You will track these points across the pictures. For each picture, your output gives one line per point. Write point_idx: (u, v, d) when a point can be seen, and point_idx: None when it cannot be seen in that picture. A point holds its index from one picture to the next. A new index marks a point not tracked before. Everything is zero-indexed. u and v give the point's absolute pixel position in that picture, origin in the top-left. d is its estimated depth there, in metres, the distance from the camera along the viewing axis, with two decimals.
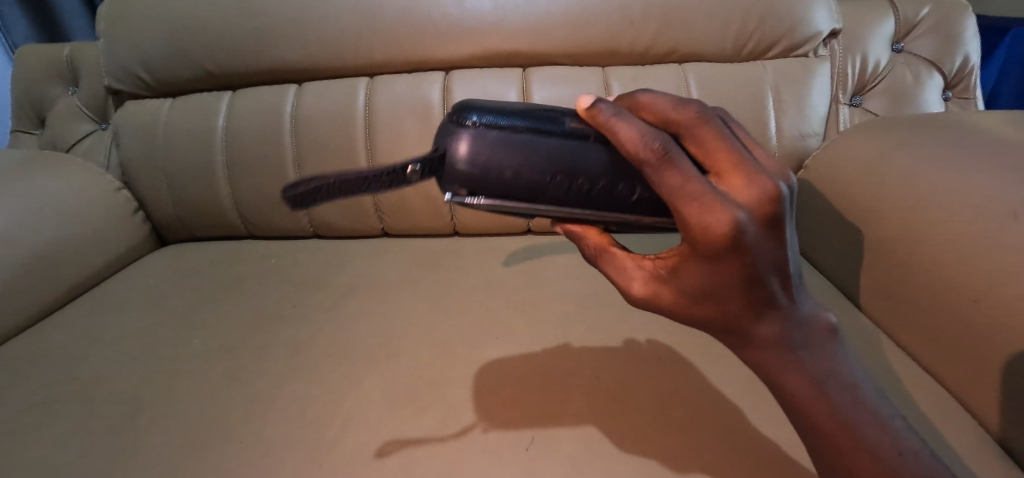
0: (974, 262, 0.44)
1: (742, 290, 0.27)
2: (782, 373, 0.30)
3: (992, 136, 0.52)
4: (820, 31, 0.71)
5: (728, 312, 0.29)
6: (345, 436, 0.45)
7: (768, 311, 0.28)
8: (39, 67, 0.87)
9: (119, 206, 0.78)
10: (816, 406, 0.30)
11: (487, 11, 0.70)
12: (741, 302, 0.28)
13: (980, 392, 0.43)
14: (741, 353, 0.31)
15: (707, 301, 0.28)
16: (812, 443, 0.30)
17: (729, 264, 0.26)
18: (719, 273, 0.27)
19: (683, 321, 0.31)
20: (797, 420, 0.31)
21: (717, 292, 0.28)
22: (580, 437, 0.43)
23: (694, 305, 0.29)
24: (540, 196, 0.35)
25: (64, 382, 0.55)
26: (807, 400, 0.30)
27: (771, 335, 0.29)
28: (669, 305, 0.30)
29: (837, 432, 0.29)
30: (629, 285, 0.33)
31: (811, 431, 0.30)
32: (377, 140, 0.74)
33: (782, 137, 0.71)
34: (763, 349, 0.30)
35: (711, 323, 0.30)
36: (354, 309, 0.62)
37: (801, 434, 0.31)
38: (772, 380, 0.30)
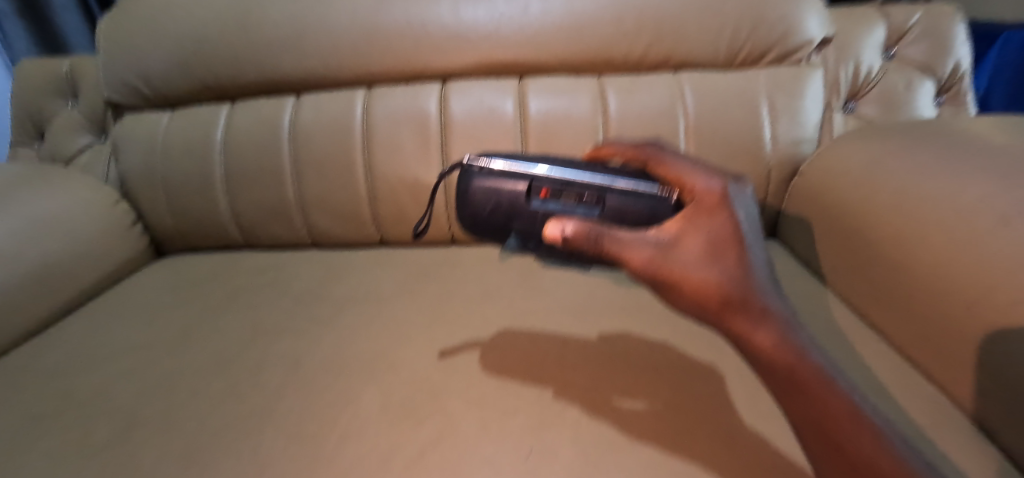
0: (967, 269, 0.44)
1: (734, 245, 0.34)
2: (783, 350, 0.33)
3: (982, 142, 0.52)
4: (812, 38, 0.71)
5: (728, 268, 0.33)
6: (343, 449, 0.45)
7: (758, 278, 0.34)
8: (40, 81, 0.88)
9: (118, 219, 0.79)
10: (823, 389, 0.32)
11: (482, 23, 0.71)
12: (735, 260, 0.34)
13: (979, 398, 0.42)
14: (739, 329, 0.33)
15: (711, 255, 0.34)
16: (827, 430, 0.31)
17: (719, 214, 0.35)
18: (719, 228, 0.35)
19: (688, 288, 0.33)
20: (807, 401, 0.32)
21: (718, 247, 0.34)
22: (578, 447, 0.43)
23: (699, 263, 0.33)
24: (534, 164, 0.46)
25: (62, 396, 0.55)
26: (808, 377, 0.32)
27: (764, 310, 0.33)
28: (677, 264, 0.33)
29: (845, 413, 0.31)
30: (633, 255, 0.34)
31: (815, 411, 0.31)
32: (374, 151, 0.75)
33: (776, 143, 0.72)
34: (758, 318, 0.33)
35: (715, 286, 0.33)
36: (353, 320, 0.62)
37: (809, 424, 0.32)
38: (772, 355, 0.33)
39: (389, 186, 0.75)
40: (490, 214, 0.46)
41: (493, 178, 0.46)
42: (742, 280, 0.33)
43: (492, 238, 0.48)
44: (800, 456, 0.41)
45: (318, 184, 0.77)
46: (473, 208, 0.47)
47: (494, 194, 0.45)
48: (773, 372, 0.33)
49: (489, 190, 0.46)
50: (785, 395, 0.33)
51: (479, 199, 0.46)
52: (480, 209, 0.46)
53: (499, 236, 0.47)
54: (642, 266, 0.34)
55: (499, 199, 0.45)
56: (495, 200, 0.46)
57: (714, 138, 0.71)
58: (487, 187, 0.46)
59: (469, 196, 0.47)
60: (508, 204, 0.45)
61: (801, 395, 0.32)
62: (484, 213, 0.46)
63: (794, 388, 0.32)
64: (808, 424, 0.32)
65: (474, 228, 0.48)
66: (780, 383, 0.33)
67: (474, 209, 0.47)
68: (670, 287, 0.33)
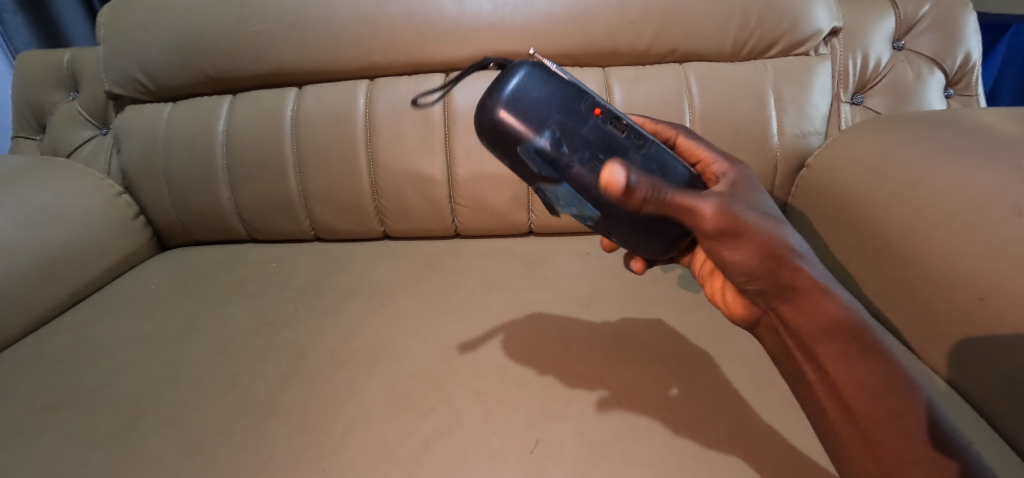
0: (979, 260, 0.43)
1: (770, 208, 0.38)
2: (844, 307, 0.34)
3: (994, 132, 0.51)
4: (820, 29, 0.71)
5: (781, 226, 0.36)
6: (348, 440, 0.45)
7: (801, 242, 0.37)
8: (40, 73, 0.87)
9: (120, 212, 0.78)
10: (877, 353, 0.35)
11: (486, 13, 0.70)
12: (780, 220, 0.37)
13: (989, 391, 0.42)
14: (806, 286, 0.34)
15: (763, 212, 0.36)
16: (883, 399, 0.34)
17: (753, 185, 0.40)
18: (756, 194, 0.38)
19: (755, 238, 0.34)
20: (865, 366, 0.34)
21: (765, 210, 0.37)
22: (585, 439, 0.43)
23: (758, 214, 0.35)
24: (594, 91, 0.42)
25: (66, 388, 0.55)
26: (867, 341, 0.34)
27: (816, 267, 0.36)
28: (745, 215, 0.34)
29: (897, 381, 0.34)
30: (704, 203, 0.34)
31: (868, 364, 0.34)
32: (378, 143, 0.74)
33: (783, 135, 0.71)
34: (815, 276, 0.35)
35: (777, 237, 0.34)
36: (356, 312, 0.62)
37: (866, 391, 0.34)
38: (836, 315, 0.34)
39: (392, 178, 0.75)
40: (530, 104, 0.39)
41: (552, 77, 0.41)
42: (794, 238, 0.36)
43: (508, 135, 0.40)
44: (807, 447, 0.41)
45: (321, 177, 0.76)
46: (513, 93, 0.40)
47: (546, 90, 0.40)
48: (835, 334, 0.34)
49: (543, 85, 0.40)
50: (842, 359, 0.35)
51: (525, 88, 0.40)
52: (523, 95, 0.40)
53: (523, 131, 0.39)
54: (712, 216, 0.34)
55: (549, 96, 0.40)
56: (542, 93, 0.40)
57: (720, 129, 0.71)
58: (539, 82, 0.40)
59: (514, 81, 0.40)
60: (555, 105, 0.39)
61: (858, 359, 0.34)
62: (523, 102, 0.39)
63: (854, 351, 0.34)
64: (864, 393, 0.34)
65: (498, 113, 0.40)
66: (841, 347, 0.34)
67: (514, 94, 0.40)
68: (736, 236, 0.34)
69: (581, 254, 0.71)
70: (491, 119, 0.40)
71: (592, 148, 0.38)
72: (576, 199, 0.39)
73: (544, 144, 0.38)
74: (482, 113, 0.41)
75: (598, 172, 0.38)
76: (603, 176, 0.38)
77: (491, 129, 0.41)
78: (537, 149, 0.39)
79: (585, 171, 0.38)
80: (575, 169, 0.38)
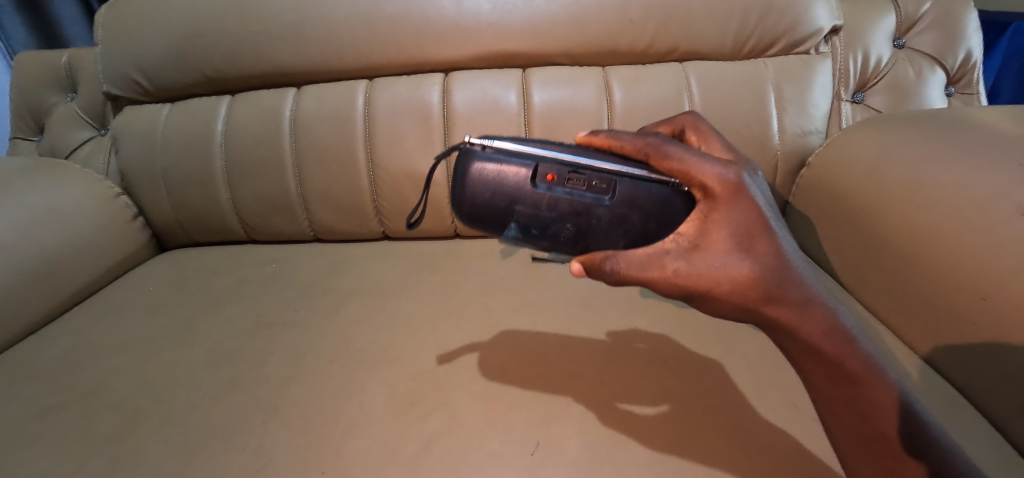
0: (982, 259, 0.43)
1: (760, 233, 0.32)
2: (824, 336, 0.34)
3: (996, 131, 0.51)
4: (821, 27, 0.70)
5: (761, 268, 0.32)
6: (348, 443, 0.45)
7: (793, 270, 0.33)
8: (38, 74, 0.87)
9: (119, 213, 0.78)
10: (867, 377, 0.34)
11: (485, 12, 0.69)
12: (764, 254, 0.32)
13: (990, 392, 0.42)
14: (786, 322, 0.33)
15: (741, 257, 0.32)
16: (872, 420, 0.34)
17: (743, 209, 0.32)
18: (739, 222, 0.32)
19: (724, 296, 0.32)
20: (851, 389, 0.34)
21: (747, 242, 0.32)
22: (586, 441, 0.43)
23: (730, 268, 0.32)
24: (538, 144, 0.40)
25: (65, 390, 0.55)
26: (854, 368, 0.34)
27: (802, 296, 0.33)
28: (711, 277, 0.32)
29: (884, 404, 0.34)
30: (662, 275, 0.32)
31: (851, 386, 0.34)
32: (377, 143, 0.74)
33: (784, 134, 0.71)
34: (800, 310, 0.33)
35: (752, 290, 0.32)
36: (356, 313, 0.62)
37: (854, 414, 0.34)
38: (819, 342, 0.34)
39: (392, 179, 0.74)
40: (489, 206, 0.38)
41: (493, 160, 0.38)
42: (778, 279, 0.32)
43: (483, 229, 0.41)
44: (808, 449, 0.41)
45: (320, 177, 0.76)
46: (467, 193, 0.39)
47: (494, 186, 0.38)
48: (820, 360, 0.34)
49: (489, 178, 0.38)
50: (828, 382, 0.35)
51: (474, 184, 0.38)
52: (477, 199, 0.39)
53: (493, 227, 0.40)
54: (672, 286, 0.32)
55: (500, 184, 0.38)
56: (493, 184, 0.38)
57: (721, 129, 0.70)
58: (486, 168, 0.38)
59: (463, 181, 0.39)
60: (510, 193, 0.38)
61: (844, 382, 0.34)
62: (479, 200, 0.39)
63: (839, 377, 0.34)
64: (853, 414, 0.34)
65: (463, 217, 0.40)
66: (825, 371, 0.35)
67: (467, 197, 0.39)
68: (704, 297, 0.33)
69: None
70: (460, 219, 0.41)
71: (560, 221, 0.38)
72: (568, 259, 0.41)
73: (516, 234, 0.39)
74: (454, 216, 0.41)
75: (574, 239, 0.39)
76: (579, 242, 0.39)
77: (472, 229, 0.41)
78: (513, 238, 0.40)
79: (562, 242, 0.39)
80: (554, 242, 0.39)
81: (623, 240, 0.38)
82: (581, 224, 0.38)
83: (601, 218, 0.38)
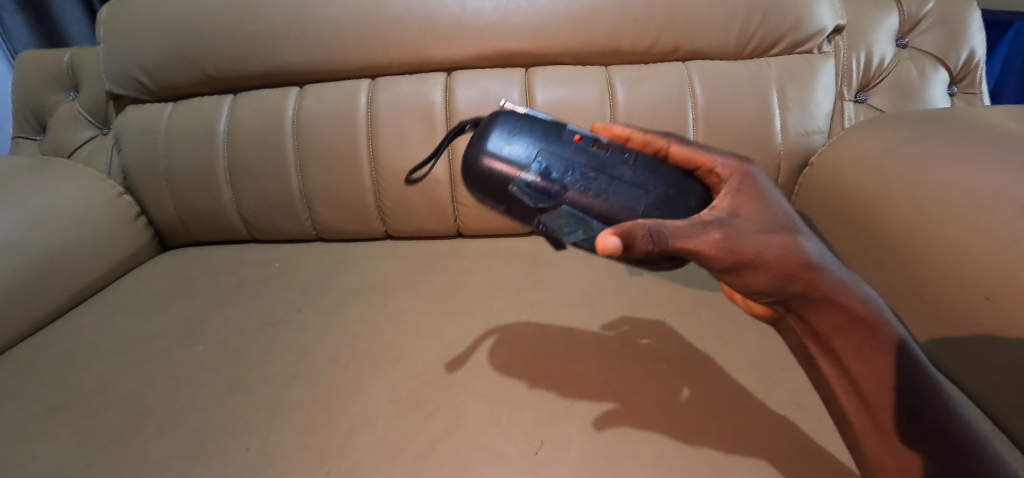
0: (986, 260, 0.43)
1: (775, 207, 0.36)
2: (859, 302, 0.34)
3: (999, 131, 0.51)
4: (824, 27, 0.70)
5: (792, 235, 0.34)
6: (352, 442, 0.45)
7: (811, 238, 0.35)
8: (40, 73, 0.87)
9: (121, 213, 0.78)
10: (894, 347, 0.35)
11: (488, 11, 0.69)
12: (783, 222, 0.35)
13: (996, 393, 0.42)
14: (827, 290, 0.33)
15: (768, 224, 0.34)
16: (897, 393, 0.34)
17: (754, 187, 0.37)
18: (754, 198, 0.36)
19: (768, 260, 0.32)
20: (879, 361, 0.35)
21: (765, 213, 0.35)
22: (590, 440, 0.43)
23: (766, 231, 0.33)
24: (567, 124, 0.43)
25: (68, 390, 0.55)
26: (883, 335, 0.35)
27: (831, 265, 0.34)
28: (751, 238, 0.32)
29: (908, 374, 0.35)
30: (707, 241, 0.31)
31: (880, 356, 0.35)
32: (380, 143, 0.74)
33: (787, 134, 0.71)
34: (835, 278, 0.34)
35: (793, 255, 0.32)
36: (358, 313, 0.62)
37: (881, 389, 0.35)
38: (856, 309, 0.34)
39: (394, 178, 0.74)
40: (512, 147, 0.39)
41: (527, 116, 0.41)
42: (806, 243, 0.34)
43: (497, 179, 0.39)
44: (815, 446, 0.41)
45: (323, 177, 0.76)
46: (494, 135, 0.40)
47: (521, 132, 0.40)
48: (855, 329, 0.35)
49: (520, 125, 0.41)
50: (858, 355, 0.35)
51: (505, 130, 0.40)
52: (502, 141, 0.40)
53: (509, 169, 0.39)
54: (718, 252, 0.31)
55: (528, 131, 0.40)
56: (522, 133, 0.40)
57: (723, 128, 0.70)
58: (518, 119, 0.41)
59: (493, 127, 0.41)
60: (537, 139, 0.39)
61: (873, 353, 0.35)
62: (504, 143, 0.40)
63: (868, 347, 0.35)
64: (883, 386, 0.35)
65: (482, 162, 0.40)
66: (856, 343, 0.35)
67: (494, 138, 0.40)
68: (749, 266, 0.32)
69: (584, 254, 0.70)
70: (476, 171, 0.40)
71: (580, 169, 0.37)
72: (577, 220, 0.36)
73: (532, 176, 0.38)
74: (469, 159, 0.41)
75: (591, 190, 0.36)
76: (596, 194, 0.36)
77: (480, 178, 0.40)
78: (524, 183, 0.38)
79: (578, 191, 0.36)
80: (570, 190, 0.36)
81: (642, 202, 0.36)
82: (601, 177, 0.37)
83: (622, 175, 0.37)
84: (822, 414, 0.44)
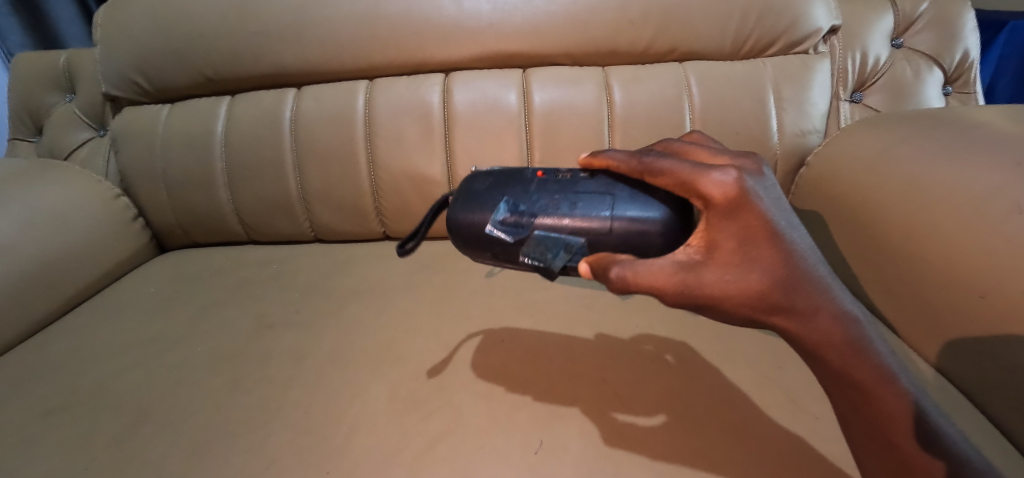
0: (981, 259, 0.43)
1: (769, 245, 0.30)
2: (834, 345, 0.32)
3: (993, 130, 0.52)
4: (820, 27, 0.71)
5: (771, 281, 0.30)
6: (354, 443, 0.45)
7: (804, 275, 0.31)
8: (36, 75, 0.87)
9: (119, 214, 0.78)
10: (880, 392, 0.32)
11: (485, 12, 0.69)
12: (771, 262, 0.30)
13: (989, 391, 0.42)
14: (799, 332, 0.32)
15: (747, 267, 0.30)
16: (882, 435, 0.33)
17: (748, 219, 0.30)
18: (742, 234, 0.30)
19: (735, 308, 0.31)
20: (863, 403, 0.33)
21: (750, 254, 0.30)
22: (589, 440, 0.43)
23: (738, 278, 0.30)
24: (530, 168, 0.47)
25: (68, 392, 0.55)
26: (864, 380, 0.32)
27: (812, 308, 0.31)
28: (721, 290, 0.31)
29: (897, 419, 0.32)
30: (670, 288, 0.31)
31: (861, 399, 0.33)
32: (378, 144, 0.74)
33: (783, 134, 0.71)
34: (811, 321, 0.31)
35: (759, 302, 0.31)
36: (358, 313, 0.62)
37: (864, 424, 0.33)
38: (834, 352, 0.32)
39: (392, 179, 0.74)
40: (482, 197, 0.42)
41: (490, 171, 0.45)
42: (791, 289, 0.30)
43: (473, 230, 0.42)
44: (813, 446, 0.41)
45: (321, 178, 0.76)
46: (464, 194, 0.44)
47: (487, 183, 0.44)
48: (828, 369, 0.33)
49: (484, 179, 0.44)
50: (837, 391, 0.34)
51: (470, 188, 0.44)
52: (471, 197, 0.43)
53: (482, 219, 0.41)
54: (680, 300, 0.31)
55: (493, 180, 0.44)
56: (489, 183, 0.43)
57: (720, 129, 0.71)
58: (483, 175, 0.45)
59: (464, 188, 0.45)
60: (502, 183, 0.43)
61: (855, 393, 0.33)
62: (473, 198, 0.43)
63: (850, 387, 0.33)
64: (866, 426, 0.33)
65: (456, 221, 0.43)
66: (836, 380, 0.33)
67: (466, 196, 0.44)
68: (709, 309, 0.32)
69: None
70: (454, 231, 0.43)
71: (546, 195, 0.40)
72: (556, 243, 0.38)
73: (504, 215, 0.40)
74: (446, 221, 0.44)
75: (559, 210, 0.39)
76: (564, 212, 0.38)
77: (460, 234, 0.43)
78: (497, 222, 0.40)
79: (547, 214, 0.39)
80: (539, 215, 0.39)
81: (609, 208, 0.38)
82: (566, 197, 0.39)
83: (585, 191, 0.40)
84: (820, 412, 0.45)
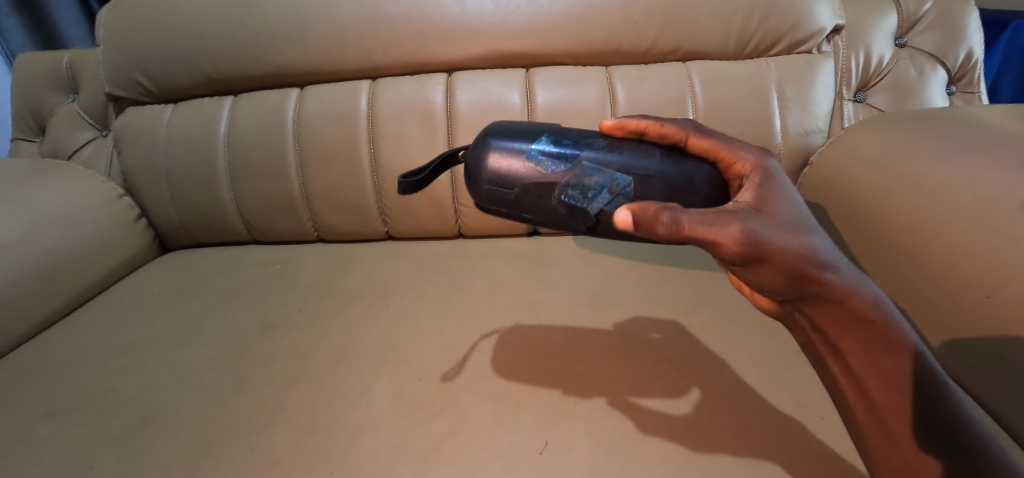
0: (986, 260, 0.43)
1: (798, 206, 0.35)
2: (862, 305, 0.35)
3: (997, 130, 0.52)
4: (823, 27, 0.70)
5: (806, 234, 0.34)
6: (358, 444, 0.45)
7: (827, 241, 0.35)
8: (39, 75, 0.87)
9: (122, 214, 0.78)
10: (902, 348, 0.35)
11: (488, 12, 0.69)
12: (801, 222, 0.34)
13: (994, 390, 0.42)
14: (834, 290, 0.34)
15: (786, 220, 0.33)
16: (905, 395, 0.35)
17: (776, 182, 0.36)
18: (776, 194, 0.35)
19: (784, 260, 0.32)
20: (887, 362, 0.35)
21: (785, 210, 0.34)
22: (594, 440, 0.43)
23: (783, 229, 0.33)
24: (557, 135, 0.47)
25: (71, 392, 0.55)
26: (892, 337, 0.35)
27: (841, 266, 0.34)
28: (773, 240, 0.32)
29: (916, 376, 0.35)
30: (728, 233, 0.31)
31: (887, 355, 0.35)
32: (381, 144, 0.74)
33: (787, 134, 0.71)
34: (844, 280, 0.34)
35: (804, 254, 0.33)
36: (360, 313, 0.62)
37: (887, 388, 0.35)
38: (863, 312, 0.35)
39: (395, 179, 0.74)
40: (520, 135, 0.41)
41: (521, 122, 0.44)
42: (822, 246, 0.34)
43: (504, 164, 0.39)
44: (816, 444, 0.41)
45: (323, 178, 0.76)
46: (495, 133, 0.42)
47: (521, 128, 0.42)
48: (862, 329, 0.35)
49: (516, 125, 0.43)
50: (867, 356, 0.35)
51: (507, 127, 0.42)
52: (503, 136, 0.41)
53: (519, 151, 0.39)
54: (741, 246, 0.31)
55: (528, 127, 0.42)
56: (524, 128, 0.42)
57: (723, 128, 0.71)
58: (514, 124, 0.44)
59: (494, 130, 0.42)
60: (539, 127, 0.42)
61: (882, 354, 0.35)
62: (507, 136, 0.41)
63: (877, 347, 0.35)
64: (890, 387, 0.35)
65: (488, 150, 0.40)
66: (865, 342, 0.35)
67: (497, 135, 0.41)
68: (762, 260, 0.32)
69: (586, 254, 0.70)
70: (480, 163, 0.40)
71: (590, 138, 0.39)
72: (599, 182, 0.36)
73: (546, 147, 0.38)
74: (472, 157, 0.41)
75: (606, 149, 0.38)
76: (613, 150, 0.38)
77: (487, 169, 0.39)
78: (540, 152, 0.38)
79: (595, 151, 0.38)
80: (586, 150, 0.38)
81: (655, 158, 0.38)
82: (611, 142, 0.39)
83: (629, 142, 0.39)
84: (825, 412, 0.44)
